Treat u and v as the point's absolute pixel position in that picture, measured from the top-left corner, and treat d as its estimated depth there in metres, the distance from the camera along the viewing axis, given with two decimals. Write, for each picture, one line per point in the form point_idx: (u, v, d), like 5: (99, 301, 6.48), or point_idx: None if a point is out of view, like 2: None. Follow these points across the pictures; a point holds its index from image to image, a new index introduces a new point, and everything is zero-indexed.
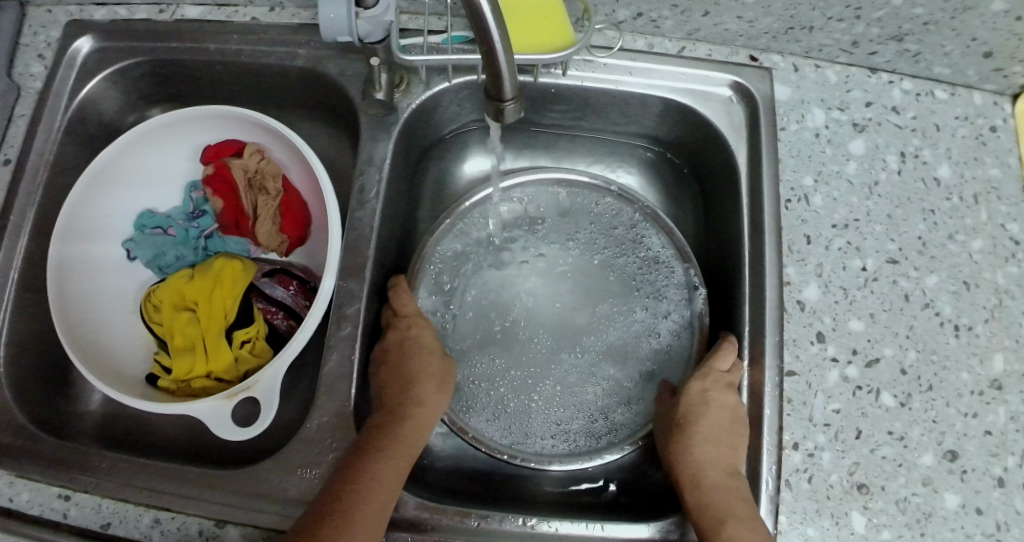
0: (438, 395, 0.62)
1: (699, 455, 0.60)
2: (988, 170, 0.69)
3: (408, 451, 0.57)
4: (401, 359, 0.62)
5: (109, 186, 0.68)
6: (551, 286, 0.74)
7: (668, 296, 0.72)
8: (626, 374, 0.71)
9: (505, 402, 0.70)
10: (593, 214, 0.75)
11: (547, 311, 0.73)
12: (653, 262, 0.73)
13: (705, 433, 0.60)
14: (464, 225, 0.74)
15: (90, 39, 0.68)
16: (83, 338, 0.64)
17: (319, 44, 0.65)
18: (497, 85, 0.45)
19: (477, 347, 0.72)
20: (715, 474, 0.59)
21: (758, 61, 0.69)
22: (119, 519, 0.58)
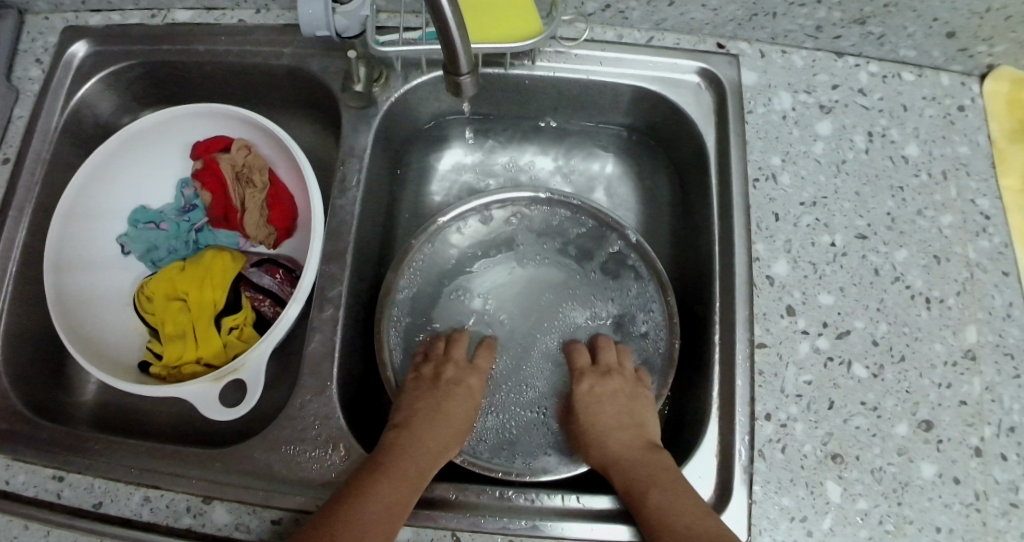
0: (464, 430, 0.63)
1: (614, 441, 0.62)
2: (956, 148, 0.70)
3: (420, 475, 0.57)
4: (438, 393, 0.64)
5: (102, 185, 0.71)
6: (525, 302, 0.74)
7: (637, 299, 0.71)
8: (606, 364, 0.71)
9: (495, 424, 0.68)
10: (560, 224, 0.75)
11: (522, 333, 0.73)
12: (626, 261, 0.72)
13: (614, 426, 0.63)
14: (437, 240, 0.74)
15: (85, 44, 0.71)
16: (78, 328, 0.67)
17: (302, 43, 0.68)
18: (452, 59, 0.48)
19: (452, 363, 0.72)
20: (633, 452, 0.60)
21: (725, 48, 0.71)
22: (110, 499, 0.60)
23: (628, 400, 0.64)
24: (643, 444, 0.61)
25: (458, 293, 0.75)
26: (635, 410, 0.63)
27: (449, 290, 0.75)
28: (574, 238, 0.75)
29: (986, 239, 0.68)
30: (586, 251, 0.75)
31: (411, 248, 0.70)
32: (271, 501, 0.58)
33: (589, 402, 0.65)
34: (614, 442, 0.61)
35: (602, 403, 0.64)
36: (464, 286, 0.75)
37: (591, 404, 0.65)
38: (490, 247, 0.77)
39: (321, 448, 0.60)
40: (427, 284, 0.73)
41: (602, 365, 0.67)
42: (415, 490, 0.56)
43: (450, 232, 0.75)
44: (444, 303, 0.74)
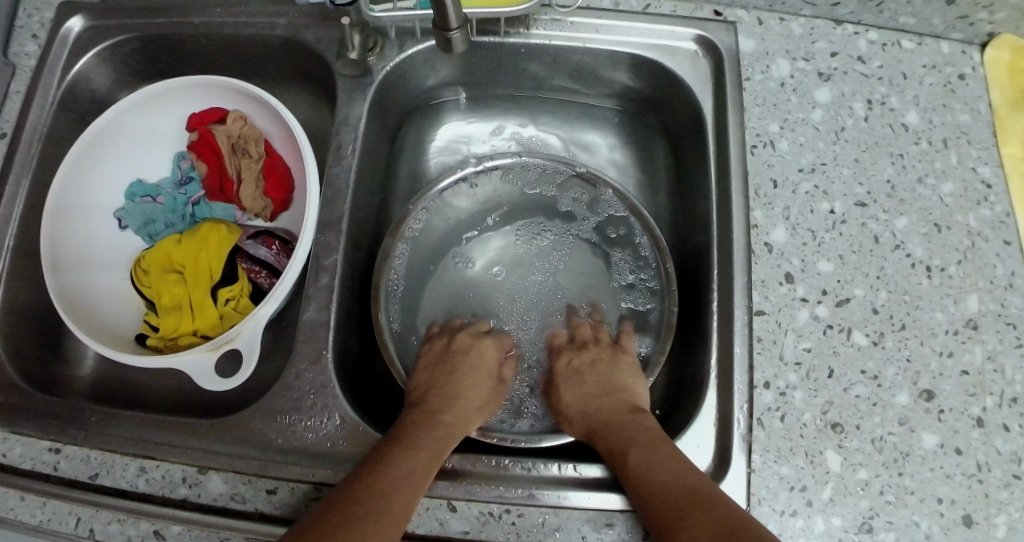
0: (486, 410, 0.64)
1: (595, 407, 0.63)
2: (957, 116, 0.70)
3: (442, 443, 0.58)
4: (456, 369, 0.66)
5: (97, 158, 0.70)
6: (516, 270, 0.75)
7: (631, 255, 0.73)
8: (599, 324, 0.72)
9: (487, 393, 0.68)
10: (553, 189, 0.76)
11: (518, 300, 0.74)
12: (623, 226, 0.73)
13: (593, 394, 0.64)
14: (431, 210, 0.74)
15: (81, 18, 0.71)
16: (76, 302, 0.67)
17: (296, 13, 0.68)
18: (441, 14, 0.48)
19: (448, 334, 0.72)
20: (616, 419, 0.61)
21: (722, 16, 0.70)
22: (107, 469, 0.60)
23: (604, 369, 0.65)
24: (626, 409, 0.61)
25: (454, 259, 0.76)
26: (612, 378, 0.65)
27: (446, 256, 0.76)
28: (567, 209, 0.76)
29: (988, 208, 0.67)
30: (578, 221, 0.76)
31: (409, 213, 0.71)
32: (267, 471, 0.58)
33: (569, 374, 0.67)
34: (595, 408, 0.62)
35: (580, 374, 0.66)
36: (460, 252, 0.76)
37: (568, 375, 0.66)
38: (484, 216, 0.77)
39: (317, 417, 0.60)
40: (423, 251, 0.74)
41: (578, 341, 0.69)
42: (437, 457, 0.57)
43: (444, 201, 0.75)
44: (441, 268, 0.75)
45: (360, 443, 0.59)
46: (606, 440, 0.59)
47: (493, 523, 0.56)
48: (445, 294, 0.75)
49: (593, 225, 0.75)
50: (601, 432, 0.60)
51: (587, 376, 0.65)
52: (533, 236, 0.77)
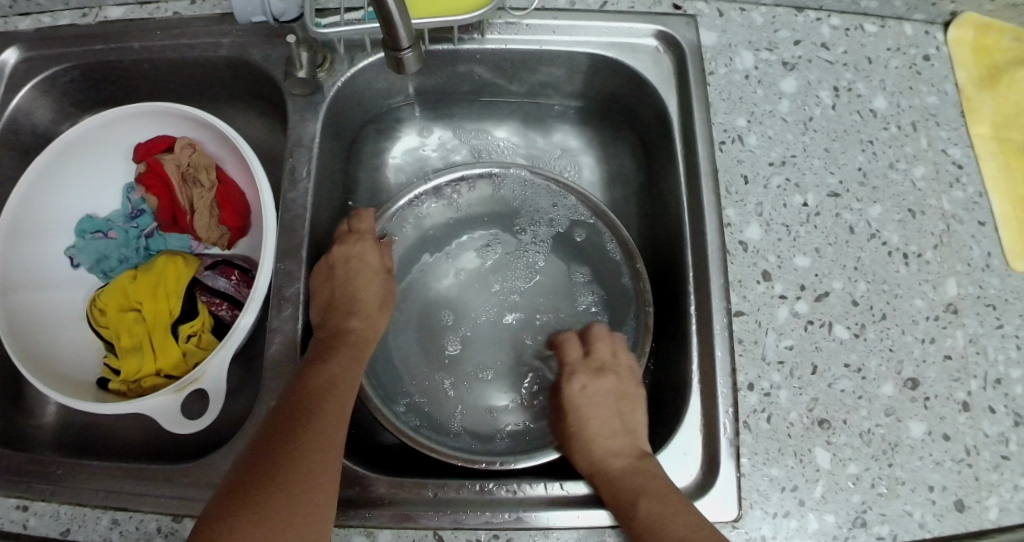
0: (381, 314, 0.64)
1: (608, 446, 0.57)
2: (924, 98, 0.70)
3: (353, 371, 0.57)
4: (350, 282, 0.62)
5: (43, 196, 0.67)
6: (484, 282, 0.74)
7: (603, 261, 0.71)
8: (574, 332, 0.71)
9: (464, 414, 0.67)
10: (520, 197, 0.74)
11: (493, 313, 0.72)
12: (595, 232, 0.71)
13: (604, 432, 0.59)
14: (394, 227, 0.72)
15: (16, 50, 0.67)
16: (34, 351, 0.64)
17: (240, 32, 0.65)
18: (391, 34, 0.46)
19: (421, 354, 0.70)
20: (624, 461, 0.56)
21: (682, 9, 0.69)
22: (78, 524, 0.56)
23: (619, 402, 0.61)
24: (634, 452, 0.57)
25: (425, 273, 0.74)
26: (624, 415, 0.60)
27: (417, 271, 0.74)
28: (534, 219, 0.74)
29: (960, 189, 0.67)
30: (544, 231, 0.74)
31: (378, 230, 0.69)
32: None
33: (581, 405, 0.61)
34: (604, 449, 0.57)
35: (593, 406, 0.61)
36: (431, 265, 0.74)
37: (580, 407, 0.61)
38: (454, 229, 0.75)
39: None
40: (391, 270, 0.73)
41: (593, 362, 0.64)
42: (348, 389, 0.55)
43: (407, 218, 0.73)
44: (411, 282, 0.73)
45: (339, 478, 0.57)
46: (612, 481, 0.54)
47: None
48: (417, 311, 0.72)
49: (561, 233, 0.74)
50: (605, 476, 0.55)
51: (598, 409, 0.60)
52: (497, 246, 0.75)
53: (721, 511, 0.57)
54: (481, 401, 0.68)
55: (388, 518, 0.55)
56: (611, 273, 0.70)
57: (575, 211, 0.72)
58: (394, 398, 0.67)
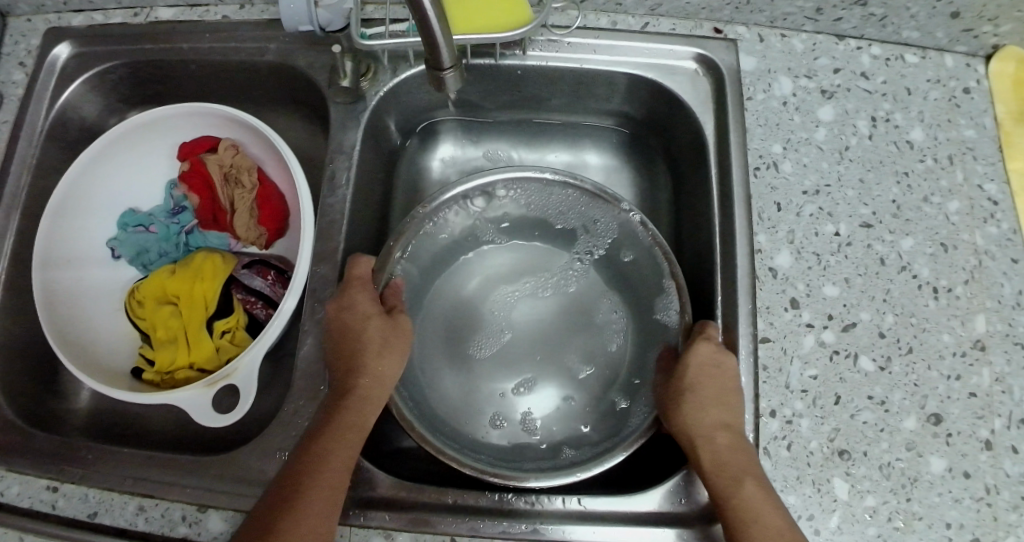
0: (389, 360, 0.61)
1: (710, 418, 0.59)
2: (962, 131, 0.69)
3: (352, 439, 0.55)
4: (347, 338, 0.59)
5: (89, 188, 0.69)
6: (521, 290, 0.76)
7: (639, 271, 0.71)
8: (608, 343, 0.73)
9: (501, 421, 0.69)
10: (559, 198, 0.72)
11: (527, 321, 0.74)
12: (632, 238, 0.70)
13: (711, 400, 0.59)
14: (434, 228, 0.71)
15: (69, 45, 0.68)
16: (71, 337, 0.65)
17: (287, 39, 0.67)
18: (433, 53, 0.46)
19: (455, 358, 0.72)
20: (725, 436, 0.58)
21: (723, 33, 0.69)
22: (105, 508, 0.58)
23: (722, 380, 0.60)
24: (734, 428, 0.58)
25: (455, 281, 0.76)
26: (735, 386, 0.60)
27: (448, 278, 0.76)
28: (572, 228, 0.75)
29: (994, 225, 0.67)
30: (582, 239, 0.75)
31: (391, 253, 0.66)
32: None
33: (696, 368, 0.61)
34: (709, 420, 0.59)
35: (694, 382, 0.61)
36: (470, 269, 0.76)
37: (686, 378, 0.62)
38: (485, 232, 0.76)
39: None
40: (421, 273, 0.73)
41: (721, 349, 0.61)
42: (346, 460, 0.54)
43: (446, 217, 0.72)
44: (446, 282, 0.76)
45: (359, 479, 0.59)
46: (711, 452, 0.57)
47: None
48: (447, 317, 0.74)
49: (596, 242, 0.75)
50: (707, 444, 0.58)
51: (712, 375, 0.60)
52: (537, 255, 0.77)
53: None
54: (509, 408, 0.70)
55: (407, 522, 0.56)
56: (649, 284, 0.70)
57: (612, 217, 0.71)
58: (421, 400, 0.68)
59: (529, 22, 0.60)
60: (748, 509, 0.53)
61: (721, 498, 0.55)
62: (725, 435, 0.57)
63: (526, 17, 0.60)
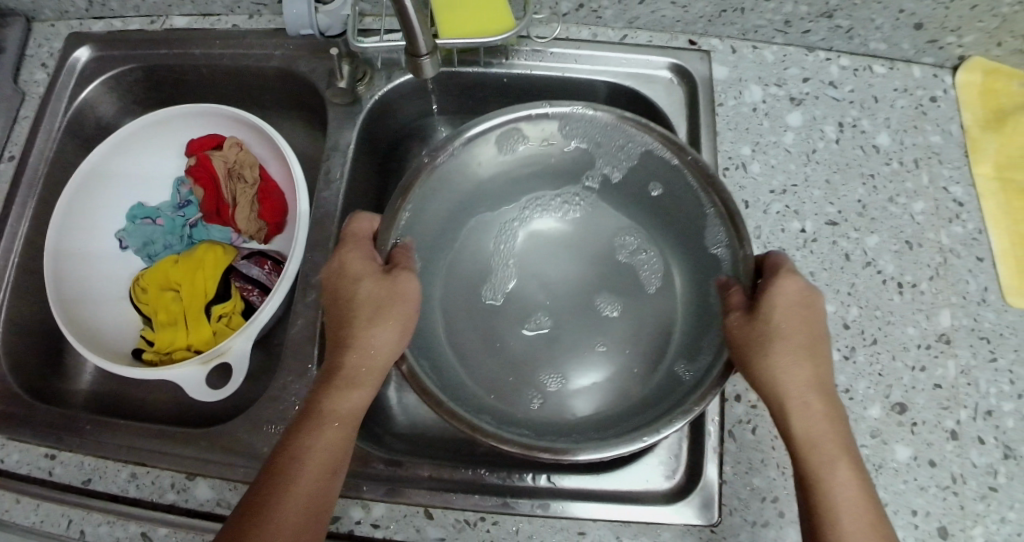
0: (386, 330, 0.56)
1: (799, 377, 0.53)
2: (929, 137, 0.72)
3: (341, 426, 0.54)
4: (344, 304, 0.58)
5: (102, 180, 0.74)
6: (549, 238, 0.71)
7: (680, 207, 0.65)
8: (645, 292, 0.68)
9: (540, 382, 0.65)
10: (592, 134, 0.66)
11: (559, 273, 0.70)
12: (676, 178, 0.64)
13: (803, 354, 0.54)
14: (455, 169, 0.66)
15: (89, 48, 0.74)
16: (78, 319, 0.70)
17: (290, 47, 0.72)
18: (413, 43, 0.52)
19: (479, 314, 0.68)
20: (817, 402, 0.53)
21: (697, 45, 0.73)
22: (99, 475, 0.62)
23: (811, 326, 0.55)
24: (822, 391, 0.54)
25: (469, 237, 0.70)
26: (816, 332, 0.55)
27: (462, 235, 0.71)
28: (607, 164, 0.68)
29: (959, 225, 0.70)
30: (616, 172, 0.69)
31: (397, 210, 0.62)
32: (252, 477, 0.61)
33: (783, 319, 0.54)
34: (796, 379, 0.53)
35: (786, 329, 0.54)
36: (494, 220, 0.71)
37: (773, 323, 0.54)
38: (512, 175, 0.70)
39: None
40: (436, 218, 0.68)
41: (802, 298, 0.55)
42: (332, 449, 0.53)
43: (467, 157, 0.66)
44: (468, 233, 0.71)
45: None
46: (806, 422, 0.53)
47: (468, 530, 0.59)
48: (467, 274, 0.70)
49: (631, 177, 0.68)
50: (800, 409, 0.53)
51: (794, 330, 0.54)
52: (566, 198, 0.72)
53: (701, 515, 0.59)
54: (546, 367, 0.66)
55: (383, 492, 0.60)
56: (685, 216, 0.65)
57: (640, 145, 0.65)
58: (439, 365, 0.63)
59: (505, 27, 0.65)
60: (841, 488, 0.51)
61: (811, 472, 0.52)
62: (817, 397, 0.53)
63: (505, 23, 0.65)
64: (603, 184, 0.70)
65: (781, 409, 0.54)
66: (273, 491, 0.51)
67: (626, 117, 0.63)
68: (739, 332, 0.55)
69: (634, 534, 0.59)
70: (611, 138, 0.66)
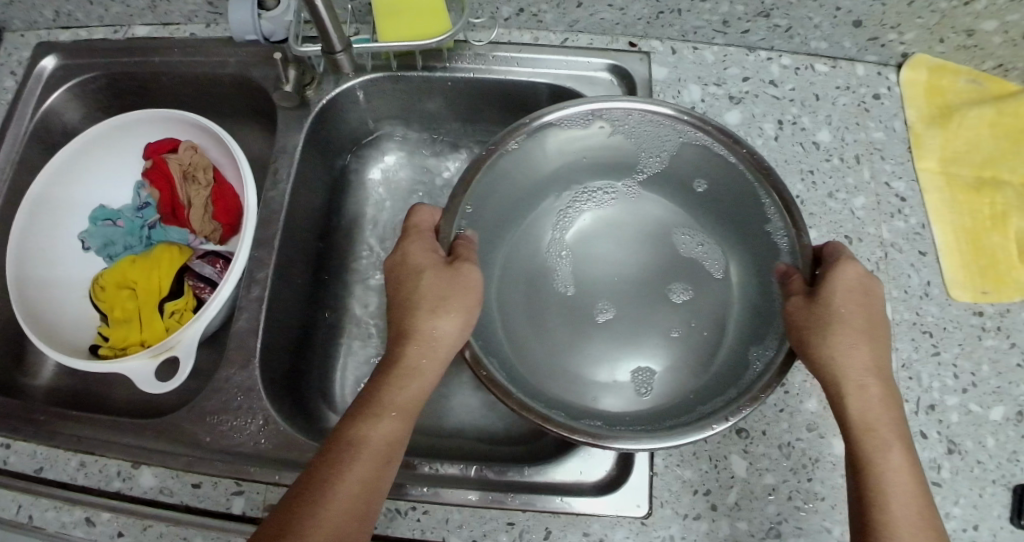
0: (450, 325, 0.57)
1: (859, 359, 0.54)
2: (870, 134, 0.73)
3: (397, 424, 0.53)
4: (409, 295, 0.58)
5: (67, 183, 0.77)
6: (597, 230, 0.71)
7: (732, 196, 0.66)
8: (701, 284, 0.68)
9: (609, 369, 0.64)
10: (644, 129, 0.66)
11: (615, 264, 0.70)
12: (727, 171, 0.65)
13: (864, 338, 0.54)
14: (509, 168, 0.66)
15: (56, 57, 0.78)
16: (38, 316, 0.72)
17: (243, 54, 0.74)
18: (326, 39, 0.65)
19: (531, 305, 0.69)
20: (876, 385, 0.53)
21: (637, 47, 0.75)
22: (50, 464, 0.64)
23: (869, 311, 0.55)
24: (880, 376, 0.54)
25: (528, 231, 0.72)
26: (875, 319, 0.55)
27: (516, 233, 0.72)
28: (660, 160, 0.69)
29: (901, 220, 0.69)
30: (666, 163, 0.69)
31: (458, 206, 0.62)
32: (193, 466, 0.62)
33: (842, 304, 0.55)
34: (857, 361, 0.54)
35: (847, 313, 0.55)
36: (544, 217, 0.72)
37: (834, 308, 0.55)
38: (565, 172, 0.71)
39: (243, 418, 0.64)
40: (492, 215, 0.68)
41: (864, 287, 0.56)
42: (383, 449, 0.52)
43: (521, 155, 0.66)
44: (520, 232, 0.72)
45: (281, 443, 0.63)
46: (862, 405, 0.53)
47: (399, 519, 0.60)
48: (520, 270, 0.71)
49: (681, 166, 0.68)
50: (857, 391, 0.53)
51: (853, 314, 0.55)
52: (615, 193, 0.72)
53: (632, 507, 0.59)
54: (610, 355, 0.65)
55: None
56: (740, 205, 0.65)
57: (689, 139, 0.65)
58: (500, 354, 0.63)
59: (431, 35, 0.67)
60: (893, 472, 0.50)
61: (868, 457, 0.51)
62: (876, 381, 0.53)
63: (433, 31, 0.67)
64: (655, 174, 0.70)
65: (837, 390, 0.54)
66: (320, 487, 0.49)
67: (684, 114, 0.63)
68: (799, 316, 0.56)
69: (563, 526, 0.59)
70: (662, 133, 0.66)
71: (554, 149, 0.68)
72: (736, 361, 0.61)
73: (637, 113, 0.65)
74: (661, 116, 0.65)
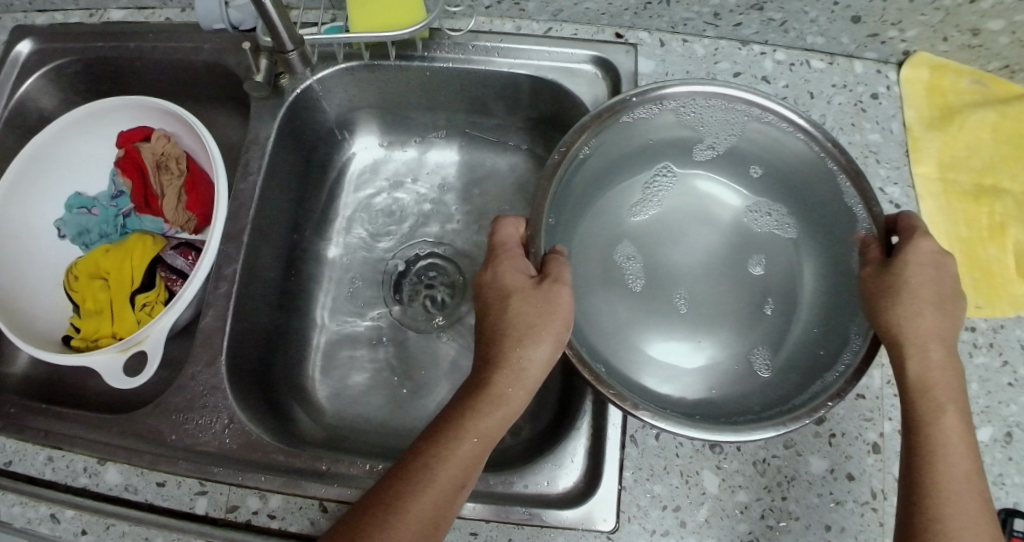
0: (542, 353, 0.53)
1: (925, 327, 0.52)
2: (866, 136, 0.69)
3: (476, 452, 0.51)
4: (499, 313, 0.55)
5: (41, 171, 0.76)
6: (659, 214, 0.67)
7: (801, 177, 0.62)
8: (773, 266, 0.64)
9: (699, 349, 0.61)
10: (716, 110, 0.62)
11: (685, 248, 0.66)
12: (799, 155, 0.61)
13: (933, 309, 0.52)
14: (577, 166, 0.61)
15: (31, 41, 0.76)
16: (8, 306, 0.71)
17: (216, 40, 0.72)
18: (278, 41, 0.65)
19: (603, 295, 0.63)
20: (938, 352, 0.52)
21: (624, 38, 0.72)
22: (19, 457, 0.63)
23: (941, 284, 0.53)
24: (944, 344, 0.52)
25: (590, 227, 0.66)
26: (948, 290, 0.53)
27: (579, 231, 0.65)
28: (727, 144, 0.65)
29: None
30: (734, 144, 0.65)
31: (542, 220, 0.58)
32: (158, 465, 0.61)
33: (910, 269, 0.53)
34: (924, 330, 0.52)
35: (916, 282, 0.53)
36: (602, 209, 0.66)
37: (904, 277, 0.53)
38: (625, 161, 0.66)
39: (208, 417, 0.63)
40: (562, 219, 0.62)
41: (938, 258, 0.54)
42: (459, 477, 0.49)
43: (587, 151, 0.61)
44: (583, 229, 0.65)
45: (246, 443, 0.62)
46: (921, 369, 0.52)
47: None
48: (591, 268, 0.64)
49: (750, 149, 0.64)
50: (919, 358, 0.52)
51: (922, 282, 0.53)
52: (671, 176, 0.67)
53: (598, 521, 0.58)
54: (700, 342, 0.62)
55: (280, 484, 0.60)
56: (811, 187, 0.62)
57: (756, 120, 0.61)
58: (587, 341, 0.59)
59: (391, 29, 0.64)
60: (945, 440, 0.50)
61: (921, 420, 0.51)
62: (940, 349, 0.52)
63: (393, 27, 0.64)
64: (726, 151, 0.65)
65: (897, 354, 0.53)
66: (388, 503, 0.47)
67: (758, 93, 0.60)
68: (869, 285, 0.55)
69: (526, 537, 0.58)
70: (731, 114, 0.62)
71: (615, 141, 0.63)
72: (821, 353, 0.58)
73: (702, 98, 0.61)
74: (728, 97, 0.61)
